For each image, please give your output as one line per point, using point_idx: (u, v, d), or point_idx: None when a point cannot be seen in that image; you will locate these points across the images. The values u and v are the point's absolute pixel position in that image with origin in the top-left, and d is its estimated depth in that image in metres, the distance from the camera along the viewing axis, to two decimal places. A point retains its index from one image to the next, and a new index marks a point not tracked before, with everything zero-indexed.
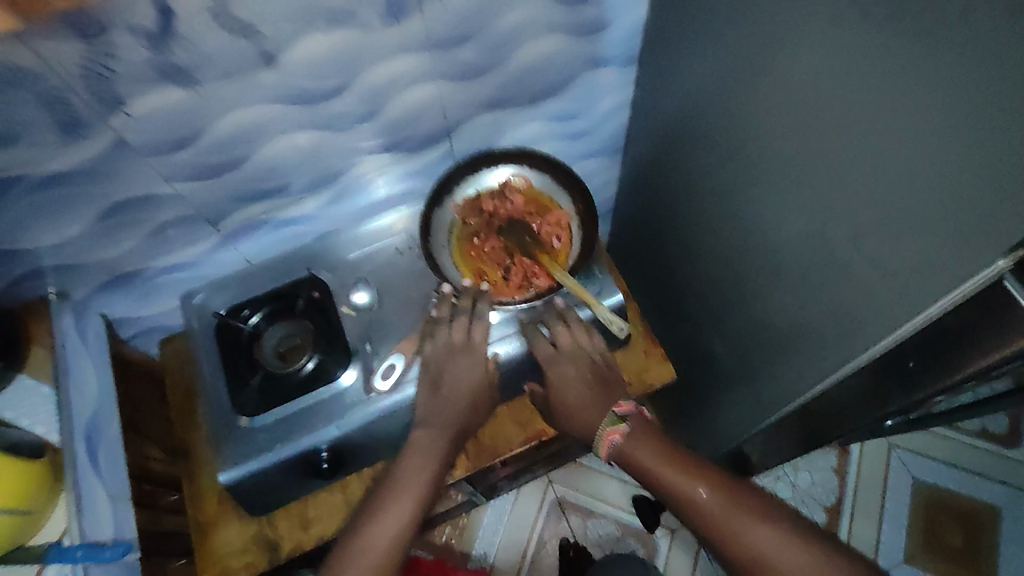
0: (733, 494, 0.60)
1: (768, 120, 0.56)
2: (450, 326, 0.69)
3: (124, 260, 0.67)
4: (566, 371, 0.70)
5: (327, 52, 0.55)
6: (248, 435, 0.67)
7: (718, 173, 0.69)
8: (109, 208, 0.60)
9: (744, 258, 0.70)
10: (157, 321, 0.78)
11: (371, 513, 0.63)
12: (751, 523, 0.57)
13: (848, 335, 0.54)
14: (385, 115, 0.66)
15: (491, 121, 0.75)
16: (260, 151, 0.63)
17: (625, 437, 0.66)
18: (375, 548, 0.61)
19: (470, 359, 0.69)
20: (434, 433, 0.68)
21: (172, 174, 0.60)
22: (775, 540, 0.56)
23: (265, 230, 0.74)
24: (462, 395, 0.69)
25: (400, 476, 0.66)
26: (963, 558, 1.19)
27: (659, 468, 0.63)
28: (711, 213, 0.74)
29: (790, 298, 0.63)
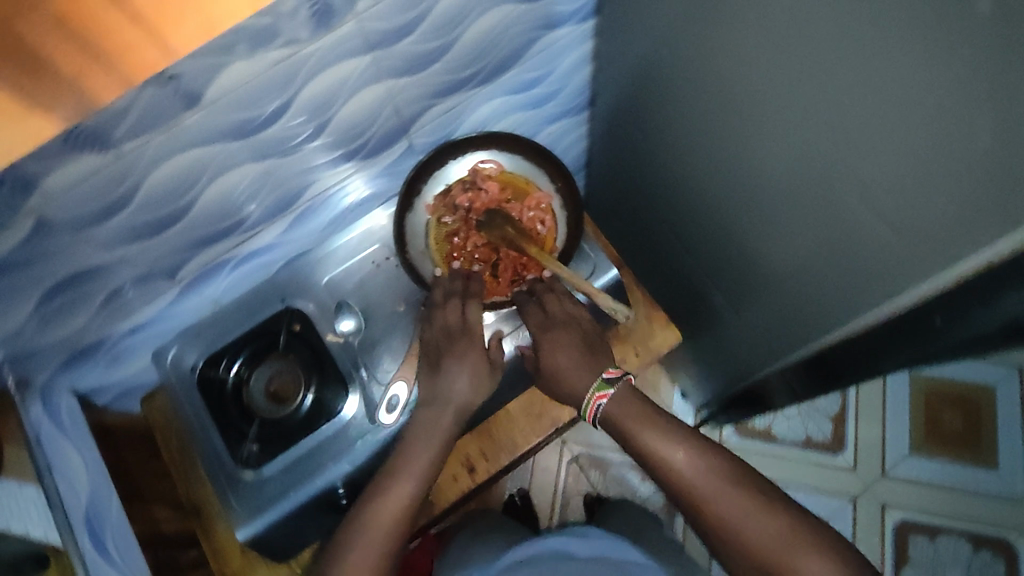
0: (715, 462, 0.55)
1: (759, 78, 0.51)
2: (444, 312, 0.66)
3: (82, 333, 0.62)
4: (551, 345, 0.65)
5: (256, 78, 0.48)
6: (256, 488, 0.65)
7: (703, 128, 0.64)
8: (52, 289, 0.54)
9: (737, 214, 0.67)
10: (132, 381, 0.73)
11: (377, 486, 0.60)
12: (726, 490, 0.53)
13: (872, 286, 0.52)
14: (335, 128, 0.60)
15: (448, 108, 0.68)
16: (205, 192, 0.56)
17: (612, 403, 0.61)
18: (375, 529, 0.57)
19: (471, 346, 0.65)
20: (441, 409, 0.63)
21: (110, 239, 0.54)
22: (749, 511, 0.51)
23: (229, 267, 0.68)
24: (463, 380, 0.64)
25: (407, 448, 0.62)
26: (964, 441, 1.24)
27: (641, 431, 0.58)
28: (698, 168, 0.69)
29: (795, 253, 0.60)
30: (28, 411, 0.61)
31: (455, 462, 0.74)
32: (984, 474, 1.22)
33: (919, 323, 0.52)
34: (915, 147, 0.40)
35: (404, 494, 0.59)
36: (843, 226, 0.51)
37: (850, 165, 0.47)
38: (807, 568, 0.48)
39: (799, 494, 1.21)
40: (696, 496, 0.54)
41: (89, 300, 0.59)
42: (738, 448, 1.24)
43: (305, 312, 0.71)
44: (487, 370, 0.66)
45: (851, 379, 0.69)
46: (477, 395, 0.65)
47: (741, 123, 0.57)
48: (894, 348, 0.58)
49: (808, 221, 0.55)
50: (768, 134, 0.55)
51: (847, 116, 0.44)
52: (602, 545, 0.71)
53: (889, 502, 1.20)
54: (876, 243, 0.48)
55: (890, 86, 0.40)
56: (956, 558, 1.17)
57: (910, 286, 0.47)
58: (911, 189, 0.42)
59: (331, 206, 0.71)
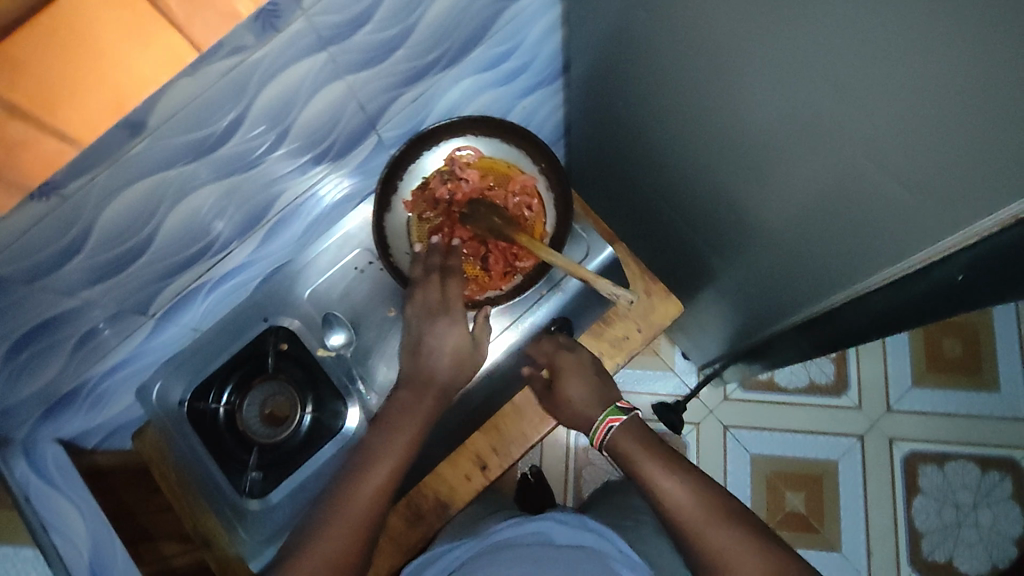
0: (713, 498, 0.53)
1: (743, 41, 0.47)
2: (425, 287, 0.63)
3: (56, 382, 0.58)
4: (564, 372, 0.64)
5: (200, 96, 0.43)
6: (263, 515, 0.67)
7: (688, 91, 0.59)
8: (17, 343, 0.50)
9: (729, 178, 0.64)
10: (120, 419, 0.69)
11: (358, 465, 0.57)
12: (721, 535, 0.50)
13: (880, 247, 0.49)
14: (298, 134, 0.55)
15: (415, 96, 0.64)
16: (166, 220, 0.52)
17: (624, 430, 0.59)
18: (350, 507, 0.54)
19: (452, 321, 0.61)
20: (420, 389, 0.60)
21: (72, 283, 0.50)
22: (742, 554, 0.49)
23: (205, 291, 0.64)
24: (447, 359, 0.61)
25: (390, 422, 0.59)
26: (965, 367, 1.24)
27: (647, 466, 0.56)
28: (684, 133, 0.65)
29: (790, 215, 0.57)
30: (14, 471, 0.58)
31: (466, 461, 0.72)
32: (987, 398, 1.23)
33: (947, 277, 0.50)
34: (916, 114, 0.37)
35: (386, 470, 0.57)
36: (846, 189, 0.48)
37: (847, 131, 0.43)
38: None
39: (808, 438, 1.22)
40: (692, 532, 0.52)
41: (59, 349, 0.55)
42: (744, 400, 1.24)
43: (291, 328, 0.69)
44: (471, 349, 0.62)
45: (878, 333, 0.68)
46: (460, 375, 0.61)
47: (727, 87, 0.53)
48: (921, 303, 0.57)
49: (809, 185, 0.52)
50: (755, 96, 0.50)
51: (840, 82, 0.41)
52: (581, 532, 0.62)
53: (896, 436, 1.21)
54: (881, 207, 0.45)
55: (884, 52, 0.36)
56: (965, 482, 1.19)
57: (922, 248, 0.45)
58: (912, 163, 0.39)
59: (306, 212, 0.66)
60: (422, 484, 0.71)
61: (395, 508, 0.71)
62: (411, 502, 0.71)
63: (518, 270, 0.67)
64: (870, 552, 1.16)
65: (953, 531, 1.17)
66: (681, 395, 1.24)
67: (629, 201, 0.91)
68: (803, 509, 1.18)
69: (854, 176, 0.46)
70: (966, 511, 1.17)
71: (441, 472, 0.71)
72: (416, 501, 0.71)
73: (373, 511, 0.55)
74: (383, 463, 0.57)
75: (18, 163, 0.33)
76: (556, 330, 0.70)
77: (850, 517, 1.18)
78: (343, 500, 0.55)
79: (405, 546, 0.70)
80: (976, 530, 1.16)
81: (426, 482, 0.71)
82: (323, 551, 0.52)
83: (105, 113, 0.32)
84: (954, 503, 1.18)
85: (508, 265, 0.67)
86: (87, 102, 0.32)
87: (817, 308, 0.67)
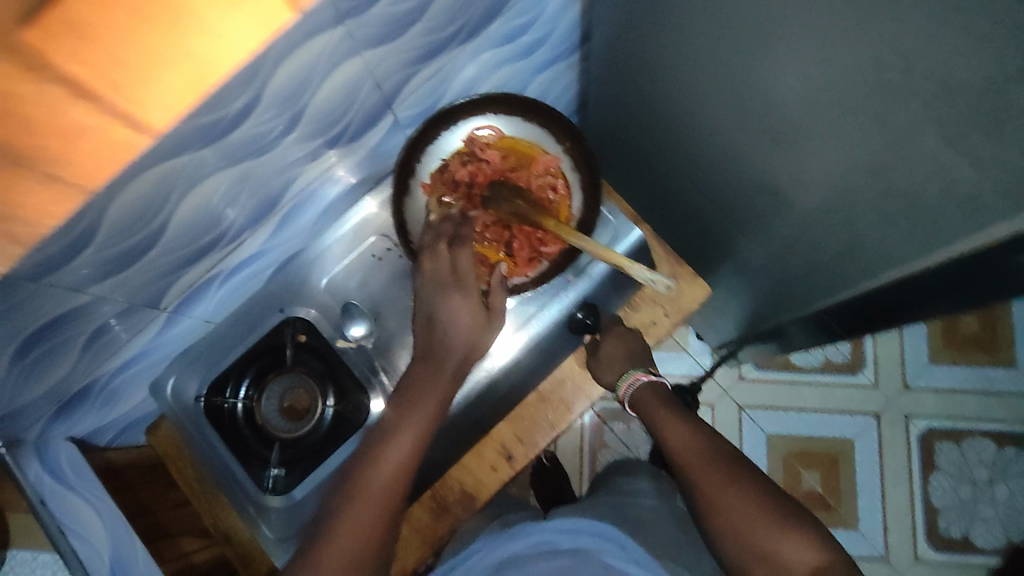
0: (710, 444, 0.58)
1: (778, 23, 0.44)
2: (435, 257, 0.59)
3: (67, 382, 0.55)
4: (613, 338, 0.68)
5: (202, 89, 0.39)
6: (286, 512, 0.66)
7: (711, 72, 0.56)
8: (25, 342, 0.47)
9: (752, 163, 0.61)
10: (133, 415, 0.67)
11: (378, 440, 0.56)
12: (717, 473, 0.55)
13: (906, 242, 0.48)
14: (311, 118, 0.52)
15: (431, 74, 0.60)
16: (178, 208, 0.49)
17: (647, 386, 0.66)
18: (374, 483, 0.54)
19: (466, 293, 0.58)
20: (439, 361, 0.58)
21: (81, 279, 0.47)
22: (735, 493, 0.54)
23: (219, 282, 0.62)
24: (462, 341, 0.58)
25: (414, 394, 0.57)
26: (982, 343, 1.22)
27: (655, 411, 0.63)
28: (706, 114, 0.62)
29: (816, 201, 0.55)
30: (26, 473, 0.56)
31: (492, 451, 0.71)
32: (1004, 373, 1.21)
33: (953, 271, 0.49)
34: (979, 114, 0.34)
35: (402, 457, 0.56)
36: (876, 181, 0.46)
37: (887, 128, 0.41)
38: (784, 543, 0.51)
39: (823, 417, 1.21)
40: (692, 472, 0.57)
41: (69, 348, 0.52)
42: (758, 380, 1.22)
43: (308, 319, 0.68)
44: (486, 320, 0.59)
45: (892, 316, 0.67)
46: (477, 348, 0.59)
47: (756, 74, 0.50)
48: (935, 289, 0.56)
49: (833, 177, 0.50)
50: (782, 80, 0.48)
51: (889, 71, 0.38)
52: (583, 534, 0.61)
53: (912, 414, 1.20)
54: (918, 198, 0.43)
55: (937, 38, 0.33)
56: (982, 458, 1.18)
57: (953, 238, 0.43)
58: (966, 152, 0.36)
59: (321, 198, 0.64)
60: (448, 476, 0.71)
61: (420, 498, 0.70)
62: (437, 494, 0.70)
63: (544, 254, 0.65)
64: (886, 529, 1.16)
65: (970, 507, 1.16)
66: (695, 376, 1.23)
67: (648, 179, 0.88)
68: (821, 488, 1.18)
69: (891, 168, 0.43)
70: (983, 487, 1.17)
71: (467, 464, 0.71)
72: (442, 491, 0.70)
73: (397, 488, 0.55)
74: (403, 437, 0.56)
75: (83, 157, 0.37)
76: (584, 317, 0.67)
77: (866, 495, 1.17)
78: (364, 476, 0.54)
79: (431, 538, 0.70)
80: (993, 506, 1.16)
81: (452, 474, 0.71)
82: (349, 529, 0.53)
83: (174, 105, 0.37)
84: (971, 480, 1.17)
85: (534, 250, 0.65)
86: (158, 98, 0.36)
87: (842, 295, 0.64)
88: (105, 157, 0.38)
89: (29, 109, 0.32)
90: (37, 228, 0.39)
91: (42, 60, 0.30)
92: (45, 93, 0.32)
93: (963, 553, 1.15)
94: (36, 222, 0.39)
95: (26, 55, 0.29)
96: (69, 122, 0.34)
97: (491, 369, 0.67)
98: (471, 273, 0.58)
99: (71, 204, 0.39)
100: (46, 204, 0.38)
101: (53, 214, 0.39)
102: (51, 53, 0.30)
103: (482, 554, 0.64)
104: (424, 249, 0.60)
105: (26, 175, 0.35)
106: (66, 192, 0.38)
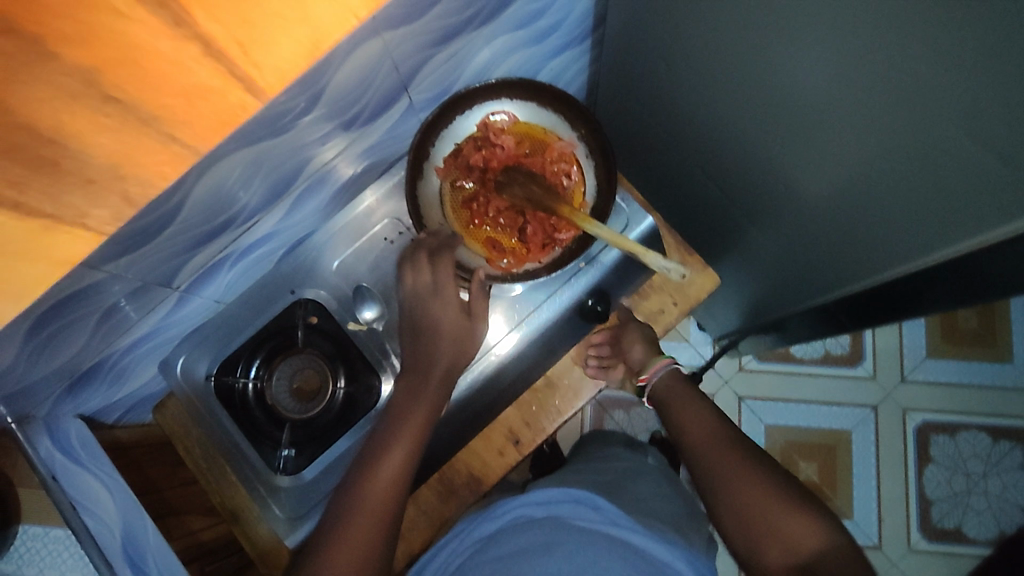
0: (716, 429, 0.60)
1: (804, 14, 0.43)
2: (414, 270, 0.62)
3: (80, 360, 0.55)
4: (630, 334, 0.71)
5: None
6: (295, 490, 0.66)
7: (727, 63, 0.56)
8: (39, 321, 0.47)
9: (764, 155, 0.61)
10: (141, 394, 0.67)
11: (372, 454, 0.58)
12: (722, 458, 0.57)
13: (920, 236, 0.48)
14: (329, 98, 0.51)
15: (449, 57, 0.59)
16: (194, 189, 0.48)
17: (671, 372, 0.69)
18: (369, 497, 0.57)
19: (446, 303, 0.61)
20: (424, 371, 0.61)
21: (97, 258, 0.46)
22: (739, 476, 0.55)
23: (231, 263, 0.62)
24: (444, 344, 0.62)
25: (397, 415, 0.60)
26: (980, 338, 1.23)
27: (674, 400, 0.66)
28: (718, 107, 0.62)
29: (825, 191, 0.55)
30: (37, 449, 0.55)
31: (498, 437, 0.72)
32: (1000, 369, 1.22)
33: (942, 277, 0.50)
34: (1014, 111, 0.34)
35: (400, 459, 0.58)
36: (896, 175, 0.46)
37: (915, 123, 0.41)
38: (785, 523, 0.51)
39: (822, 408, 1.22)
40: (701, 455, 0.59)
41: (80, 326, 0.52)
42: (758, 371, 1.24)
43: (318, 300, 0.68)
44: (467, 328, 0.63)
45: (876, 322, 0.68)
46: (460, 357, 0.63)
47: (777, 66, 0.50)
48: (914, 297, 0.57)
49: (850, 170, 0.50)
50: (804, 72, 0.47)
51: (918, 68, 0.38)
52: (560, 503, 0.62)
53: (909, 407, 1.21)
54: (940, 195, 0.43)
55: (976, 32, 0.33)
56: (976, 451, 1.19)
57: (962, 236, 0.44)
58: (993, 148, 0.36)
59: (333, 180, 0.63)
60: (456, 459, 0.72)
61: (427, 480, 0.71)
62: (444, 477, 0.72)
63: (556, 242, 0.65)
64: (881, 518, 1.18)
65: (963, 498, 1.18)
66: (696, 366, 1.23)
67: (656, 166, 0.88)
68: (817, 478, 1.19)
69: (911, 161, 0.43)
70: (976, 479, 1.19)
71: (474, 448, 0.72)
72: (447, 473, 0.71)
73: (390, 500, 0.57)
74: (394, 450, 0.58)
75: (189, 117, 0.33)
76: (593, 303, 0.68)
77: (862, 485, 1.19)
78: (359, 493, 0.57)
79: (439, 520, 0.71)
80: (985, 498, 1.18)
81: (460, 457, 0.72)
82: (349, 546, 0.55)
83: (289, 70, 0.35)
84: (964, 472, 1.19)
85: (546, 237, 0.65)
86: (275, 60, 0.34)
87: (846, 291, 0.65)
88: (207, 118, 0.34)
89: (164, 66, 0.29)
90: (149, 188, 0.36)
91: (188, 14, 0.28)
92: (181, 52, 0.29)
93: (955, 543, 1.17)
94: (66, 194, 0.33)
95: (171, 7, 0.27)
96: (194, 83, 0.31)
97: (495, 356, 0.67)
98: (449, 285, 0.62)
99: (177, 165, 0.35)
100: (154, 162, 0.34)
101: (166, 176, 0.35)
102: (197, 7, 0.28)
103: (461, 539, 0.64)
104: (404, 261, 0.63)
105: (148, 134, 0.32)
106: (176, 155, 0.35)
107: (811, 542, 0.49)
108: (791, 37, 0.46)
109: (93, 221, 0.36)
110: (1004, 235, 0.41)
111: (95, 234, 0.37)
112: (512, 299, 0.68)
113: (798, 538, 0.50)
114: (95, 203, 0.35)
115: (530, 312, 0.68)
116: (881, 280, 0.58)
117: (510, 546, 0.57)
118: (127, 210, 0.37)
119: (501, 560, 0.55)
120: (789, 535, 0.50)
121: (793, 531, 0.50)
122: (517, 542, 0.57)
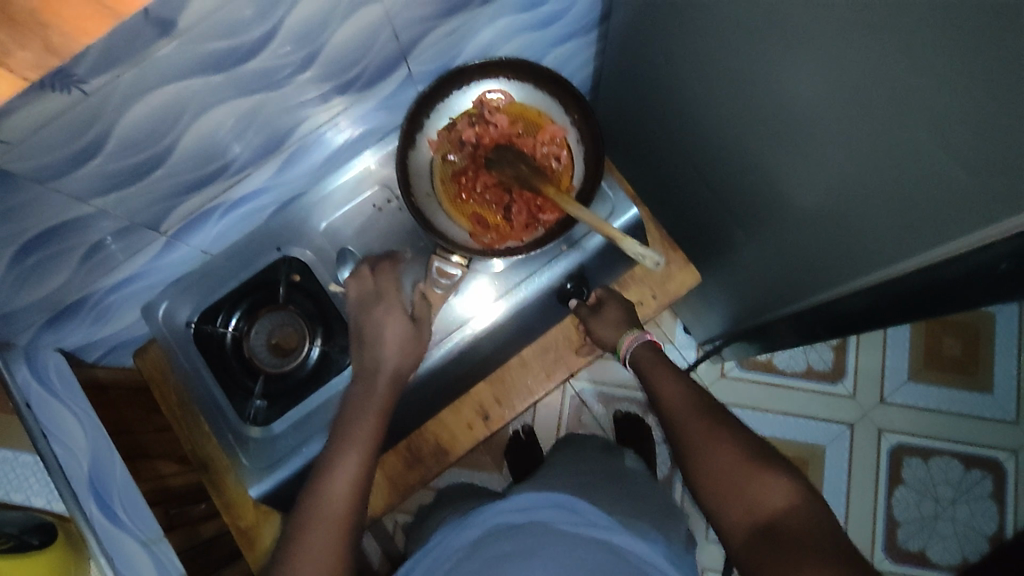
0: (696, 401, 0.60)
1: (790, 14, 0.45)
2: (358, 280, 0.67)
3: (64, 295, 0.57)
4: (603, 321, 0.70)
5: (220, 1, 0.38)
6: (263, 443, 0.68)
7: (716, 61, 0.57)
8: (27, 245, 0.48)
9: (749, 156, 0.62)
10: (122, 336, 0.68)
11: (330, 458, 0.61)
12: (696, 437, 0.57)
13: (891, 243, 0.49)
14: (326, 59, 0.52)
15: (449, 31, 0.60)
16: (185, 132, 0.49)
17: (646, 344, 0.68)
18: (331, 506, 0.58)
19: (388, 307, 0.65)
20: (371, 377, 0.64)
21: (82, 189, 0.47)
22: (711, 457, 0.55)
23: (218, 213, 0.63)
24: (388, 342, 0.64)
25: (346, 422, 0.62)
26: (962, 367, 1.24)
27: (651, 367, 0.66)
28: (707, 106, 0.63)
29: (804, 194, 0.56)
30: (16, 375, 0.56)
31: (469, 410, 0.75)
32: (981, 399, 1.23)
33: (915, 283, 0.51)
34: (973, 117, 0.35)
35: (358, 461, 0.60)
36: (869, 179, 0.47)
37: (885, 127, 0.42)
38: (757, 490, 0.52)
39: (799, 421, 1.23)
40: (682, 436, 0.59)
41: (67, 258, 0.53)
42: (739, 379, 1.25)
43: (303, 260, 0.70)
44: (414, 333, 0.66)
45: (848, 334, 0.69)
46: (405, 359, 0.65)
47: (762, 66, 0.51)
48: (882, 310, 0.58)
49: (828, 173, 0.51)
50: (787, 72, 0.48)
51: (892, 70, 0.39)
52: (539, 508, 0.63)
53: (886, 428, 1.22)
54: (907, 199, 0.44)
55: (942, 39, 0.35)
56: (948, 477, 1.20)
57: (923, 250, 0.45)
58: (951, 155, 0.38)
59: (325, 143, 0.65)
60: (423, 429, 0.74)
61: (396, 445, 0.73)
62: (412, 445, 0.74)
63: (538, 223, 0.66)
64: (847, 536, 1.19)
65: (930, 522, 1.19)
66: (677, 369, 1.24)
67: (652, 166, 0.89)
68: None
69: (882, 164, 0.44)
70: (945, 505, 1.20)
71: (445, 420, 0.74)
72: (415, 441, 0.74)
73: (350, 504, 0.59)
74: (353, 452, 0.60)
75: None
76: (571, 287, 0.69)
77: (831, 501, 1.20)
78: (319, 502, 0.58)
79: (401, 487, 0.73)
80: (952, 524, 1.19)
81: (429, 427, 0.74)
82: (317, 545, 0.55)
83: None
84: (934, 497, 1.20)
85: (529, 217, 0.66)
86: None
87: (820, 299, 0.66)
88: None
89: None
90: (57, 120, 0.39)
91: None
92: None
93: (918, 565, 1.18)
94: (70, 36, 0.32)
95: None
96: None
97: (473, 330, 0.68)
98: (392, 288, 0.66)
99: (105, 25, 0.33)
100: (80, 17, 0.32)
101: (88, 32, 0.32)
102: None
103: (436, 547, 0.65)
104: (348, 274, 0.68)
105: None
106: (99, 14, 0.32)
107: (781, 506, 0.50)
108: (777, 36, 0.47)
109: (12, 62, 0.32)
110: (978, 241, 0.41)
111: (19, 79, 0.33)
112: (493, 272, 0.68)
113: (770, 506, 0.50)
114: (17, 44, 0.31)
115: (510, 286, 0.68)
116: (854, 289, 0.59)
117: (490, 550, 0.58)
118: (62, 151, 0.42)
119: (487, 561, 0.56)
120: (758, 509, 0.51)
121: (764, 501, 0.51)
122: (498, 547, 0.58)
